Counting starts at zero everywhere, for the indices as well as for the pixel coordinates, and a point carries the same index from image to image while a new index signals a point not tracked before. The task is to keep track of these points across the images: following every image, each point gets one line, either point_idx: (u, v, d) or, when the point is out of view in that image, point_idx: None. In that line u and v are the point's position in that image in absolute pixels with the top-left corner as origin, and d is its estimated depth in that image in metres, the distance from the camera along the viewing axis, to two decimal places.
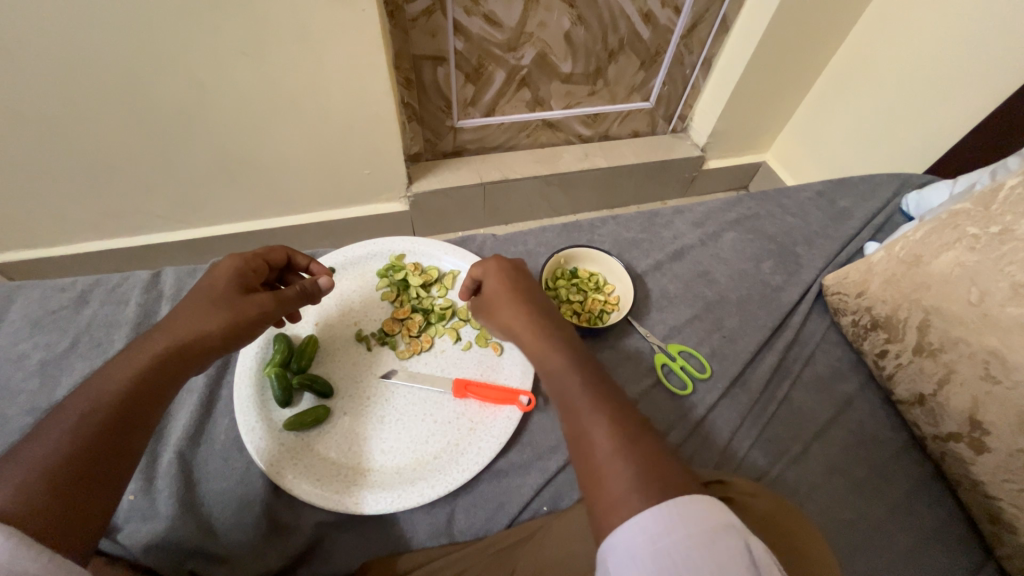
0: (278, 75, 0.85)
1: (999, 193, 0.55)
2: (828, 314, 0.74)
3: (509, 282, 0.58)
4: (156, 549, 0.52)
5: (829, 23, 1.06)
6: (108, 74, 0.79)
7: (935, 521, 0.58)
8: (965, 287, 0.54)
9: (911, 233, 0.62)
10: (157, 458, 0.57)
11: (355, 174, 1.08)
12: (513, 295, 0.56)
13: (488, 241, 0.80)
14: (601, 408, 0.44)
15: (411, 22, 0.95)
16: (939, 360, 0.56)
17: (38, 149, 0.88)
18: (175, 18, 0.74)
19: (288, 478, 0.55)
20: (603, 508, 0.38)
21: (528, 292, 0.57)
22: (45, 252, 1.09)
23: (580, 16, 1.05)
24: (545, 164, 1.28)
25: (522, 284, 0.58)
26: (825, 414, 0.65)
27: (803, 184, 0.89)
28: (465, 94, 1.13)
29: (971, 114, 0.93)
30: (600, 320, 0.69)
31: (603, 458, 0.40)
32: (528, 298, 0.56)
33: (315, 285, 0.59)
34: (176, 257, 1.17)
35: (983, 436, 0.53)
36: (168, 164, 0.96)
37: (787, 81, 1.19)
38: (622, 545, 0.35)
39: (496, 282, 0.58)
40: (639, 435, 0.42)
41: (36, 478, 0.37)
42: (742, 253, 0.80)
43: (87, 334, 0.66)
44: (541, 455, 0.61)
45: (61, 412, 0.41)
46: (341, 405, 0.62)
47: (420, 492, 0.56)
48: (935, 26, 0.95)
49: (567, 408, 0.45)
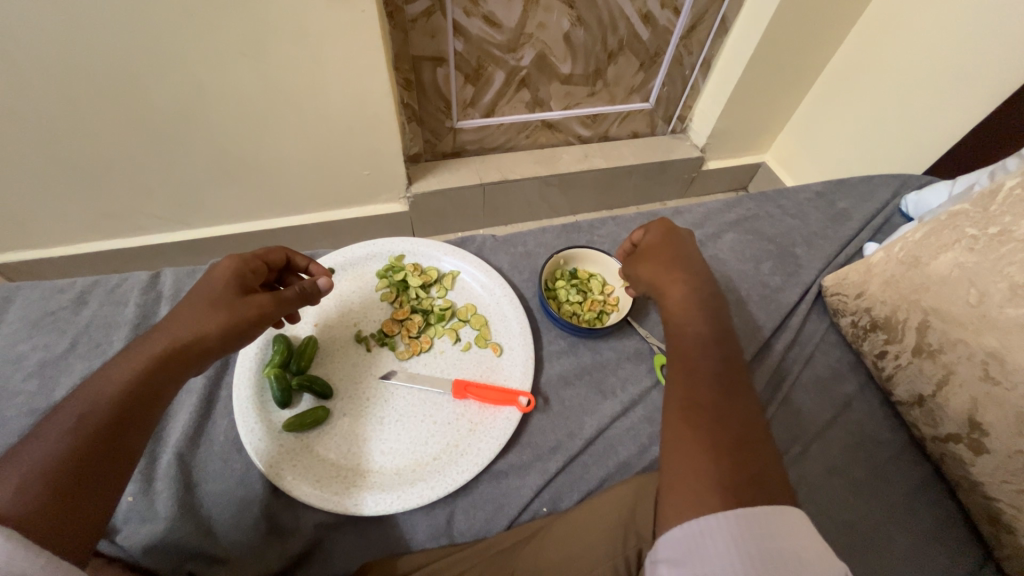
0: (278, 76, 0.85)
1: (998, 194, 0.55)
2: (827, 315, 0.74)
3: (667, 243, 0.57)
4: (155, 550, 0.52)
5: (828, 24, 1.06)
6: (108, 75, 0.79)
7: (935, 522, 0.58)
8: (964, 288, 0.54)
9: (910, 234, 0.62)
10: (156, 460, 0.57)
11: (355, 174, 1.08)
12: (675, 257, 0.55)
13: (487, 241, 0.80)
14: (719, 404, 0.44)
15: (411, 22, 0.95)
16: (939, 361, 0.56)
17: (37, 150, 0.88)
18: (175, 19, 0.74)
19: (288, 479, 0.55)
20: (679, 498, 0.40)
21: (686, 258, 0.55)
22: (45, 253, 1.09)
23: (580, 17, 1.05)
24: (545, 165, 1.28)
25: (683, 248, 0.57)
26: (824, 415, 0.65)
27: (802, 185, 0.89)
28: (465, 94, 1.13)
29: (970, 115, 0.94)
30: (599, 320, 0.70)
31: (702, 441, 0.42)
32: (685, 261, 0.55)
33: (314, 286, 0.59)
34: (175, 258, 1.17)
35: (981, 437, 0.53)
36: (168, 164, 0.96)
37: (787, 82, 1.19)
38: (727, 529, 0.37)
39: (656, 237, 0.58)
40: (746, 432, 0.43)
41: (36, 479, 0.37)
42: (741, 254, 0.80)
43: (86, 335, 0.66)
44: (540, 456, 0.61)
45: (60, 413, 0.41)
46: (340, 406, 0.62)
47: (420, 493, 0.56)
48: (934, 27, 0.95)
49: (692, 378, 0.46)
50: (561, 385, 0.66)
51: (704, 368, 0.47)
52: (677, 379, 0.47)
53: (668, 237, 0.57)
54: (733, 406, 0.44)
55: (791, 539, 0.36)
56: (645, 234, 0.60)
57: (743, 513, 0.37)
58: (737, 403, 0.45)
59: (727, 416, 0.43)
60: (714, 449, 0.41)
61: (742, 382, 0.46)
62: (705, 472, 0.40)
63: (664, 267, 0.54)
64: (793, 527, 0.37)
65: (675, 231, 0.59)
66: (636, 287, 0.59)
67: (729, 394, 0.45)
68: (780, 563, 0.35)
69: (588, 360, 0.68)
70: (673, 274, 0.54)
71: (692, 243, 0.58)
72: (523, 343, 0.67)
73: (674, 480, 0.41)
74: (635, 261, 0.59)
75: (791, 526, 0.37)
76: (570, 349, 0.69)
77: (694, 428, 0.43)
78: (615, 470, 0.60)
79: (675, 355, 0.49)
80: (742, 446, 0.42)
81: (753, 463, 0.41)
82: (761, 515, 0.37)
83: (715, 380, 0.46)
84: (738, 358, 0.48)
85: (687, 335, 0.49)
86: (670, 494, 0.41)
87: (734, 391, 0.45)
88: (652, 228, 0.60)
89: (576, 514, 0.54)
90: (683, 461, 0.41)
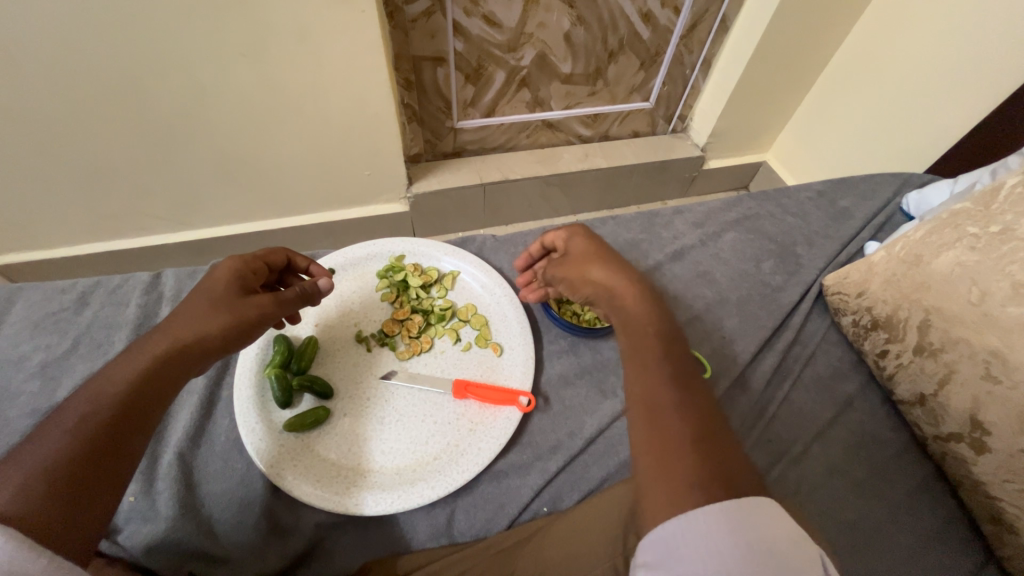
0: (277, 77, 0.85)
1: (999, 193, 0.55)
2: (828, 314, 0.74)
3: (598, 248, 0.58)
4: (156, 550, 0.52)
5: (829, 22, 1.06)
6: (110, 77, 0.79)
7: (935, 522, 0.58)
8: (965, 286, 0.54)
9: (911, 233, 0.62)
10: (158, 459, 0.57)
11: (355, 175, 1.08)
12: (608, 260, 0.56)
13: (487, 241, 0.80)
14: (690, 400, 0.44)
15: (410, 23, 0.95)
16: (940, 360, 0.56)
17: (37, 151, 0.88)
18: (173, 20, 0.74)
19: (289, 479, 0.55)
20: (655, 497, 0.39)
21: (618, 261, 0.56)
22: (49, 253, 1.10)
23: (579, 17, 1.05)
24: (545, 164, 1.28)
25: (609, 251, 0.58)
26: (825, 414, 0.65)
27: (802, 184, 0.89)
28: (465, 95, 1.13)
29: (971, 113, 0.93)
30: (599, 320, 0.70)
31: (674, 436, 0.41)
32: (618, 262, 0.56)
33: (315, 287, 0.59)
34: (176, 258, 1.17)
35: (984, 436, 0.52)
36: (169, 165, 0.96)
37: (788, 81, 1.19)
38: (707, 528, 0.35)
39: (586, 246, 0.58)
40: (713, 425, 0.43)
41: (36, 478, 0.37)
42: (742, 253, 0.80)
43: (87, 336, 0.66)
44: (541, 456, 0.61)
45: (60, 413, 0.41)
46: (340, 406, 0.62)
47: (420, 493, 0.56)
48: (936, 26, 0.95)
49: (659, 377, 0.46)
50: (561, 384, 0.66)
51: (660, 368, 0.46)
52: (636, 383, 0.47)
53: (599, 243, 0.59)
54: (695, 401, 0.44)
55: (770, 530, 0.35)
56: (569, 237, 0.60)
57: (722, 510, 0.36)
58: (701, 400, 0.45)
59: (692, 411, 0.43)
60: (692, 445, 0.41)
61: (698, 378, 0.47)
62: (687, 467, 0.40)
63: (599, 271, 0.55)
64: (772, 518, 0.36)
65: (597, 236, 0.60)
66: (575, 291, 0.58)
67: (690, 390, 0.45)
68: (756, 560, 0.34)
69: (588, 359, 0.68)
70: (610, 278, 0.54)
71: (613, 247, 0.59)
72: (523, 343, 0.67)
73: (655, 476, 0.40)
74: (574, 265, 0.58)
75: (766, 518, 0.36)
76: (570, 349, 0.69)
77: (661, 426, 0.42)
78: (615, 469, 0.60)
79: (630, 360, 0.48)
80: (715, 439, 0.42)
81: (732, 457, 0.41)
82: (740, 510, 0.36)
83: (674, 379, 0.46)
84: (689, 355, 0.49)
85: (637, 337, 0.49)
86: (653, 490, 0.40)
87: (695, 387, 0.46)
88: (575, 232, 0.60)
89: (576, 514, 0.54)
90: (663, 456, 0.41)
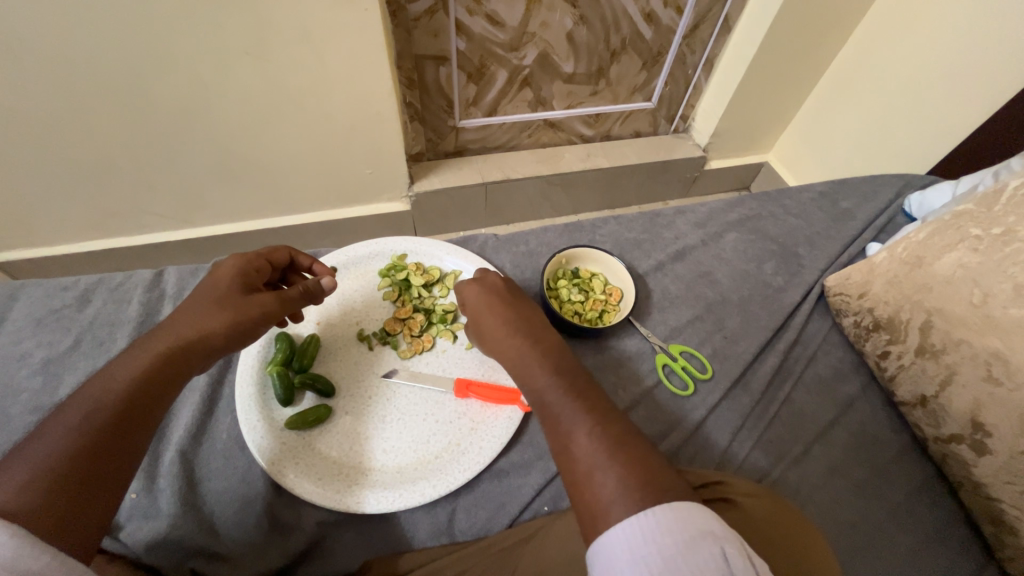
0: (280, 75, 0.85)
1: (1002, 195, 0.55)
2: (829, 315, 0.74)
3: (490, 303, 0.56)
4: (157, 547, 0.52)
5: (832, 23, 1.06)
6: (113, 76, 0.80)
7: (935, 523, 0.58)
8: (967, 288, 0.54)
9: (914, 235, 0.62)
10: (160, 456, 0.57)
11: (357, 174, 1.08)
12: (492, 307, 0.55)
13: (489, 241, 0.80)
14: (608, 444, 0.42)
15: (413, 21, 0.95)
16: (941, 361, 0.56)
17: (38, 148, 0.88)
18: (175, 17, 0.74)
19: (289, 477, 0.55)
20: (599, 510, 0.38)
21: (512, 313, 0.54)
22: (51, 251, 1.10)
23: (582, 16, 1.05)
24: (547, 164, 1.28)
25: (503, 302, 0.56)
26: (826, 415, 0.65)
27: (804, 185, 0.89)
28: (467, 94, 1.13)
29: (972, 116, 0.93)
30: (600, 320, 0.69)
31: (588, 463, 0.41)
32: (511, 315, 0.54)
33: (317, 285, 0.59)
34: (177, 256, 1.17)
35: (985, 438, 0.52)
36: (170, 163, 0.96)
37: (790, 81, 1.19)
38: (606, 548, 0.36)
39: (474, 301, 0.57)
40: (632, 458, 0.41)
41: (37, 477, 0.37)
42: (744, 254, 0.80)
43: (90, 333, 0.66)
44: (542, 456, 0.61)
45: (63, 412, 0.41)
46: (342, 405, 0.62)
47: (421, 492, 0.56)
48: (938, 28, 0.95)
49: (570, 428, 0.43)
50: None
51: (557, 404, 0.45)
52: (551, 436, 0.44)
53: (480, 291, 0.57)
54: (599, 419, 0.44)
55: (660, 536, 0.35)
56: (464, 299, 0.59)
57: (620, 528, 0.36)
58: (604, 417, 0.44)
59: (599, 430, 0.43)
60: (626, 481, 0.39)
61: (614, 418, 0.44)
62: (609, 485, 0.39)
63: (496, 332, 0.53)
64: (664, 524, 0.35)
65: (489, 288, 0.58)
66: (487, 350, 0.56)
67: (590, 411, 0.44)
68: (674, 554, 0.34)
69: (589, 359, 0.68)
70: (495, 326, 0.53)
71: (508, 295, 0.57)
72: None
73: (584, 504, 0.40)
74: (475, 326, 0.56)
75: (683, 515, 0.35)
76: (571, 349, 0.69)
77: (574, 462, 0.42)
78: None
79: (541, 418, 0.46)
80: (626, 450, 0.41)
81: (657, 467, 0.40)
82: (635, 524, 0.36)
83: (572, 406, 0.45)
84: (602, 397, 0.46)
85: (531, 379, 0.48)
86: (584, 521, 0.39)
87: (601, 412, 0.44)
88: (466, 293, 0.58)
89: None
90: (587, 485, 0.40)
